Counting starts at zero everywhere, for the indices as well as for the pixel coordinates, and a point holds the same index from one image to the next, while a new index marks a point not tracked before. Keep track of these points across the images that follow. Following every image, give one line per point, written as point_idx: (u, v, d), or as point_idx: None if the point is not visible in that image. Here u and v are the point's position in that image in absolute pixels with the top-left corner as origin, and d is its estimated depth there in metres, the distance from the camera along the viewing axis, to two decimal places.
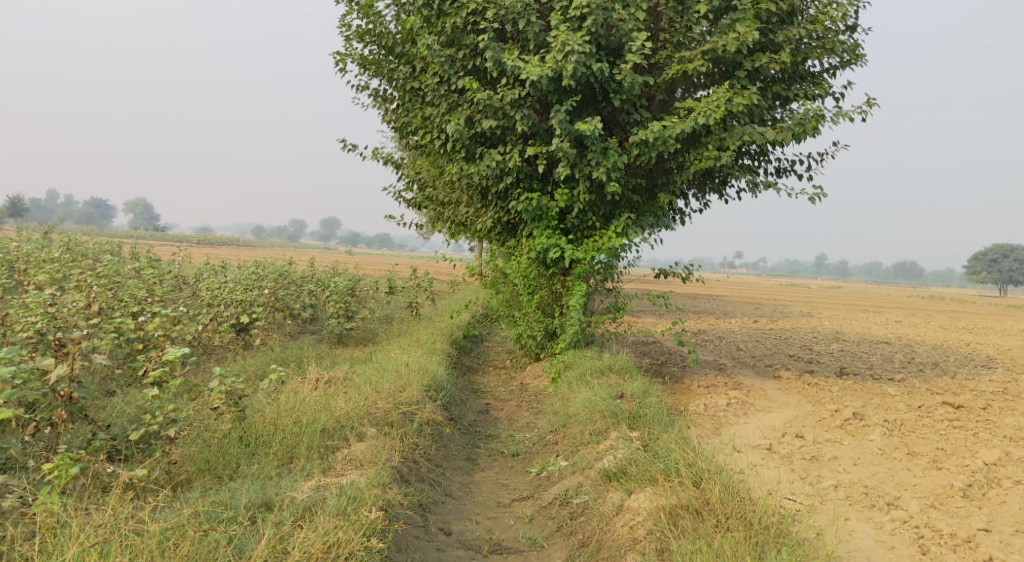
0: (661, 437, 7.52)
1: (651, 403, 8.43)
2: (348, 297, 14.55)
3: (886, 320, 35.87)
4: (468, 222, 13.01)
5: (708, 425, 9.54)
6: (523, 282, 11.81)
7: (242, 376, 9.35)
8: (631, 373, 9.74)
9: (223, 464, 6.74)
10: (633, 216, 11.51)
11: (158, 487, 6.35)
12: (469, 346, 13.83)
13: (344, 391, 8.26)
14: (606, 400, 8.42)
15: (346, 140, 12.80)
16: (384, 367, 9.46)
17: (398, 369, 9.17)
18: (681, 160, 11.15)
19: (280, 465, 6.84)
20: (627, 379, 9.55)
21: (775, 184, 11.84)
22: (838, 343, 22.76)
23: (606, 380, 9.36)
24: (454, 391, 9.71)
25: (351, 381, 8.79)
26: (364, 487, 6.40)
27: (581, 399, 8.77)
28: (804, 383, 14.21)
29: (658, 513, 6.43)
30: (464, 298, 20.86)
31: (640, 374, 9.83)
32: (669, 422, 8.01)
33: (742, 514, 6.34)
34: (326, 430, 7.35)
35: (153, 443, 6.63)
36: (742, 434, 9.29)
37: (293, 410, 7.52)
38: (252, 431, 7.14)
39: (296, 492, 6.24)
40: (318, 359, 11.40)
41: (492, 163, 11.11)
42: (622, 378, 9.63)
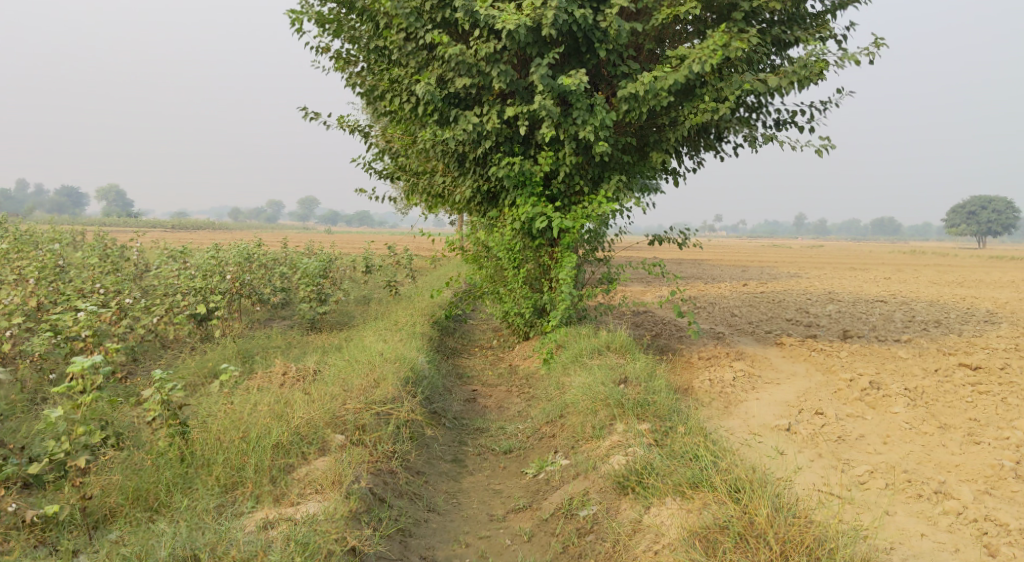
0: (675, 435, 6.68)
1: (658, 387, 7.55)
2: (319, 279, 13.52)
3: (877, 277, 35.19)
4: (445, 193, 11.98)
5: (717, 406, 8.67)
6: (507, 255, 10.86)
7: (198, 377, 8.36)
8: (631, 352, 8.84)
9: (155, 493, 5.90)
10: (623, 178, 10.56)
11: (70, 531, 5.55)
12: (452, 326, 12.88)
13: (311, 390, 7.30)
14: (607, 387, 7.53)
15: (308, 108, 11.69)
16: (356, 357, 8.48)
17: (372, 359, 8.21)
18: (674, 115, 10.17)
19: (223, 492, 5.97)
20: (627, 359, 8.65)
21: (774, 138, 10.94)
22: (834, 304, 21.98)
23: (604, 361, 8.44)
24: (436, 379, 8.77)
25: (319, 378, 7.82)
26: (328, 523, 5.54)
27: (578, 385, 7.86)
28: (809, 348, 13.40)
29: (690, 540, 5.60)
30: (445, 273, 19.84)
31: (640, 352, 8.93)
32: (678, 409, 7.14)
33: (802, 539, 5.45)
34: (280, 447, 6.40)
35: (63, 475, 5.79)
36: (755, 414, 8.44)
37: (241, 421, 6.57)
38: (195, 448, 6.23)
39: (234, 537, 5.35)
40: (285, 351, 10.41)
41: (469, 126, 10.09)
42: (621, 357, 8.73)
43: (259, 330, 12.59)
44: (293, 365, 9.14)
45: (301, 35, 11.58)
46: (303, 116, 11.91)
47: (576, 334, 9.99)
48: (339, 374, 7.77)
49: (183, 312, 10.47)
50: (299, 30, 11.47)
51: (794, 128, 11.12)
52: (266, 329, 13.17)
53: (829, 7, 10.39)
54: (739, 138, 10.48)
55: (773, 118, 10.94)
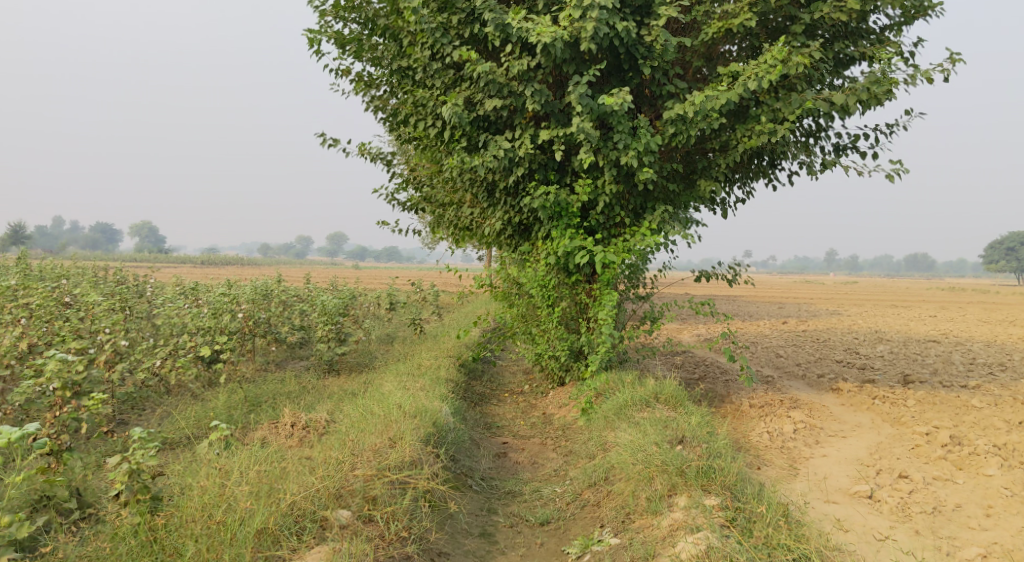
0: (757, 522, 5.83)
1: (721, 452, 6.62)
2: (339, 318, 12.71)
3: (922, 316, 33.72)
4: (473, 225, 11.13)
5: (781, 466, 7.59)
6: (541, 292, 9.96)
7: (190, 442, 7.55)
8: (681, 404, 7.83)
9: None
10: (669, 208, 9.65)
11: None
12: (479, 369, 11.93)
13: (319, 452, 6.43)
14: (664, 450, 6.59)
15: (327, 135, 10.98)
16: (371, 410, 7.58)
17: (390, 410, 7.30)
18: (725, 138, 9.26)
19: None
20: (678, 411, 7.65)
21: (835, 164, 9.97)
22: (884, 345, 20.69)
23: (653, 415, 7.45)
24: (461, 433, 7.82)
25: (331, 436, 6.93)
26: None
27: (627, 444, 6.88)
28: (869, 394, 12.24)
29: None
30: (472, 310, 18.97)
31: (692, 403, 7.92)
32: (751, 484, 6.26)
33: None
34: (270, 534, 5.53)
35: None
36: (828, 476, 7.37)
37: (223, 497, 5.66)
38: (162, 534, 5.44)
39: None
40: (297, 398, 9.57)
41: (500, 151, 9.27)
42: (671, 410, 7.73)
43: (273, 373, 11.78)
44: (302, 416, 8.26)
45: (321, 57, 10.93)
46: (322, 143, 11.21)
47: (618, 381, 9.01)
48: (353, 430, 6.86)
49: (187, 354, 9.70)
50: (319, 53, 10.83)
51: (855, 154, 10.15)
52: (281, 371, 12.36)
53: (895, 21, 9.50)
54: (796, 164, 9.54)
55: (832, 143, 9.98)
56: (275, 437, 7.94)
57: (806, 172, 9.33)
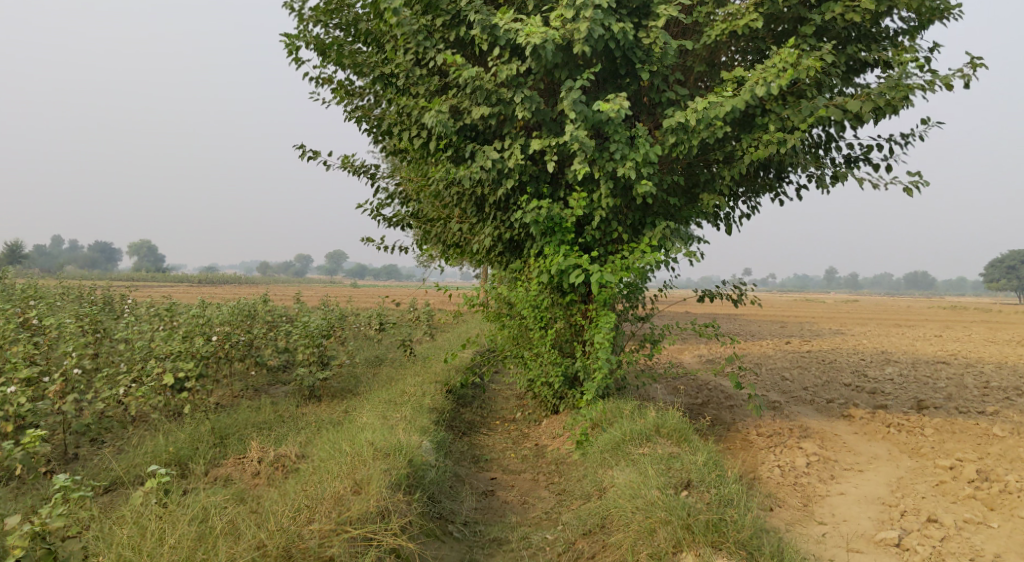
0: None
1: (731, 499, 5.94)
2: (322, 342, 12.05)
3: (928, 336, 32.98)
4: (463, 242, 10.50)
5: (795, 508, 6.92)
6: (533, 313, 9.32)
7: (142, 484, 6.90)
8: (686, 438, 7.15)
9: None
10: (670, 223, 9.01)
11: None
12: (469, 395, 11.24)
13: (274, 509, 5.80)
14: (666, 499, 5.92)
15: (306, 147, 10.37)
16: (343, 447, 6.88)
17: (362, 448, 6.63)
18: (729, 149, 8.65)
19: None
20: (681, 447, 6.97)
21: (847, 176, 9.34)
22: (893, 367, 19.97)
23: (654, 452, 6.76)
24: (442, 471, 7.14)
25: (296, 481, 6.27)
26: None
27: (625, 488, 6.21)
28: (883, 421, 11.51)
29: None
30: (466, 330, 18.29)
31: (696, 437, 7.23)
32: (760, 542, 5.60)
33: None
34: None
35: None
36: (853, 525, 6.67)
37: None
38: None
39: None
40: (270, 429, 8.90)
41: (488, 162, 8.67)
42: (672, 445, 7.05)
43: (250, 400, 11.12)
44: (271, 451, 7.56)
45: (300, 65, 10.34)
46: (299, 156, 10.59)
47: (615, 412, 8.33)
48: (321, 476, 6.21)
49: (152, 382, 9.06)
50: (297, 60, 10.26)
51: (868, 166, 9.51)
52: (260, 397, 11.69)
53: (910, 25, 8.92)
54: (806, 175, 8.92)
55: (844, 154, 9.37)
56: (240, 474, 7.27)
57: (817, 184, 8.72)
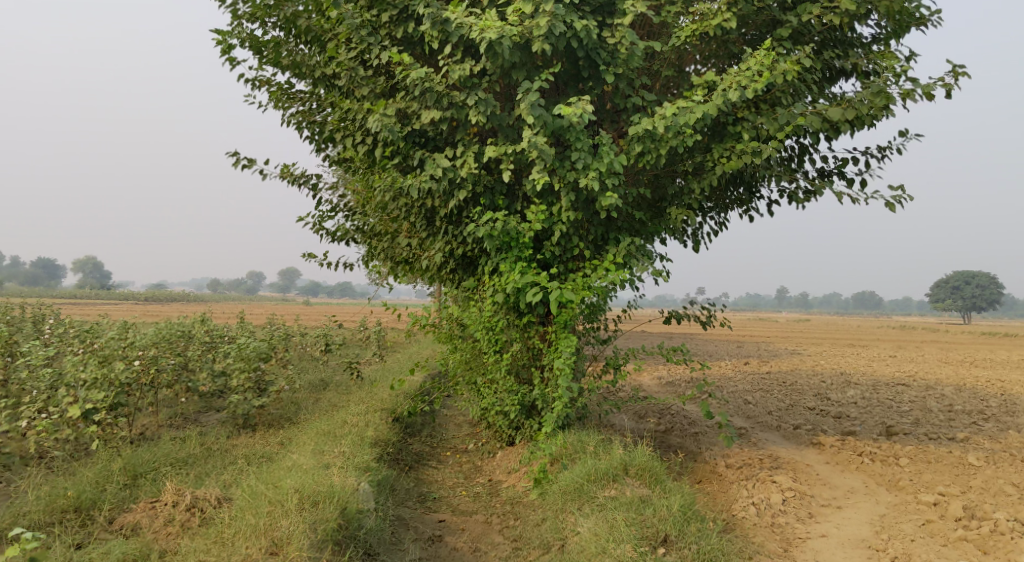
0: None
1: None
2: (259, 366, 11.08)
3: (882, 356, 32.98)
4: (412, 259, 9.72)
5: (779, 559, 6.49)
6: (487, 336, 8.56)
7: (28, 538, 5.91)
8: (656, 479, 6.44)
9: None
10: (635, 240, 8.38)
11: None
12: (418, 424, 10.39)
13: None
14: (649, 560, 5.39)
15: (239, 153, 9.46)
16: (267, 492, 6.01)
17: (287, 501, 5.78)
18: (699, 160, 8.06)
19: None
20: (651, 490, 6.26)
21: (820, 191, 8.84)
22: (854, 389, 19.60)
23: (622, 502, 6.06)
24: (381, 518, 6.30)
25: (208, 543, 5.41)
26: None
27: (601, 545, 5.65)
28: (854, 449, 10.96)
29: None
30: (417, 352, 17.38)
31: (668, 477, 6.52)
32: None
33: None
34: None
35: None
36: None
37: None
38: None
39: None
40: (192, 467, 7.93)
41: (439, 171, 7.93)
42: (641, 487, 6.34)
43: (176, 430, 10.10)
44: (188, 494, 6.62)
45: (234, 65, 9.48)
46: (232, 163, 9.68)
47: (577, 447, 7.57)
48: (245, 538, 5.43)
49: (58, 414, 8.02)
50: (231, 59, 9.40)
51: (842, 180, 9.03)
52: (188, 427, 10.65)
53: (887, 31, 8.49)
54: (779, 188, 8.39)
55: (818, 167, 8.87)
56: (150, 522, 6.32)
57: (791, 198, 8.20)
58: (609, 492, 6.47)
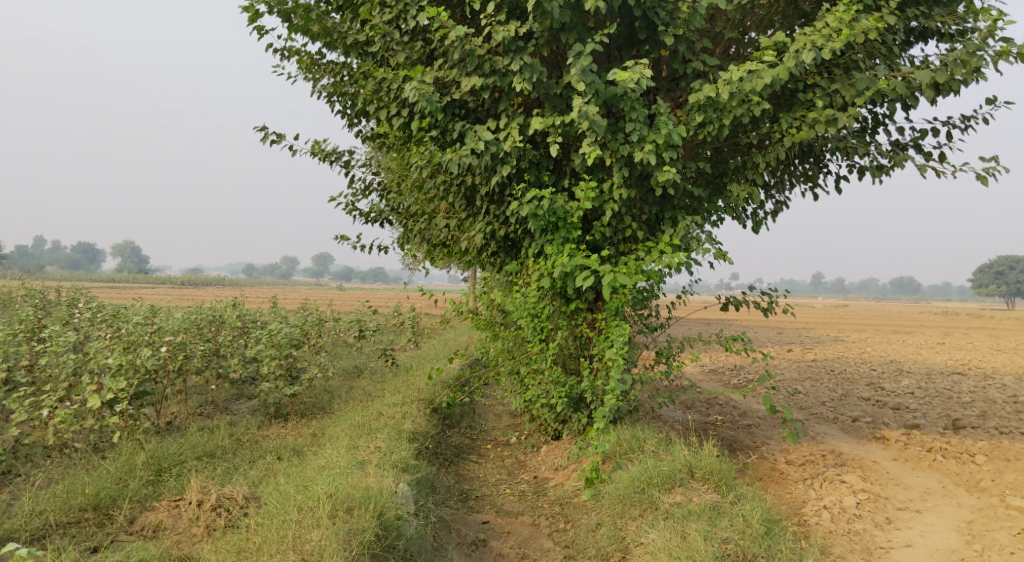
0: None
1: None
2: (290, 352, 10.61)
3: (930, 343, 31.80)
4: (450, 241, 9.16)
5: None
6: (532, 324, 7.99)
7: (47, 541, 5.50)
8: (725, 484, 5.84)
9: None
10: (693, 219, 7.74)
11: None
12: (456, 415, 9.87)
13: None
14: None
15: (268, 129, 8.92)
16: (299, 495, 5.52)
17: (322, 510, 5.31)
18: (765, 131, 7.38)
19: None
20: (719, 501, 5.69)
21: (897, 164, 8.11)
22: (908, 377, 18.72)
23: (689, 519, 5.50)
24: (423, 527, 5.80)
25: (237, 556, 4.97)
26: None
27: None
28: (923, 444, 10.21)
29: None
30: (451, 338, 16.86)
31: (737, 479, 5.91)
32: None
33: None
34: None
35: None
36: None
37: None
38: None
39: None
40: (219, 461, 7.47)
41: (481, 144, 7.34)
42: (709, 493, 5.75)
43: (206, 420, 9.68)
44: (213, 492, 6.17)
45: (262, 35, 8.95)
46: (261, 139, 9.13)
47: (633, 445, 6.98)
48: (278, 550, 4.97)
49: (80, 404, 7.63)
50: (259, 28, 8.86)
51: (919, 151, 8.29)
52: (218, 416, 10.23)
53: None
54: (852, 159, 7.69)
55: (893, 138, 8.14)
56: (174, 523, 5.87)
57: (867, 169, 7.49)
58: (672, 497, 5.89)
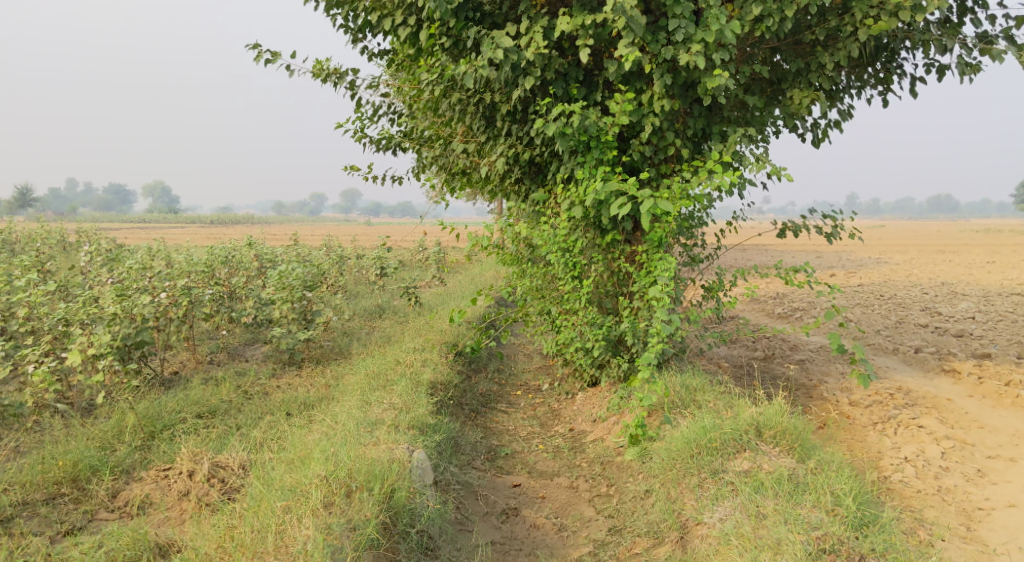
0: None
1: None
2: (303, 295, 9.81)
3: (980, 262, 30.26)
4: (469, 168, 8.19)
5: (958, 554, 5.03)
6: (563, 259, 7.07)
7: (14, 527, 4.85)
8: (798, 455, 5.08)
9: None
10: (747, 132, 6.66)
11: None
12: (482, 358, 9.06)
13: None
14: None
15: (260, 46, 7.89)
16: (306, 476, 4.84)
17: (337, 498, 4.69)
18: (833, 24, 6.21)
19: None
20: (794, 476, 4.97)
21: (987, 57, 6.86)
22: (965, 301, 17.51)
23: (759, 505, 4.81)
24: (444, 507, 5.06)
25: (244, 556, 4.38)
26: None
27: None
28: (1001, 378, 9.17)
29: None
30: (478, 273, 15.99)
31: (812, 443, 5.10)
32: None
33: None
34: None
35: None
36: None
37: None
38: None
39: None
40: (220, 421, 6.74)
41: (499, 52, 6.28)
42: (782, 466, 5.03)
43: (214, 371, 8.98)
44: (206, 460, 5.46)
45: None
46: (253, 58, 8.10)
47: (682, 399, 6.12)
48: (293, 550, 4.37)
49: (66, 360, 6.93)
50: None
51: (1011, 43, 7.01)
52: (228, 364, 9.52)
53: None
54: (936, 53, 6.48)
55: (982, 28, 6.88)
56: (162, 500, 5.19)
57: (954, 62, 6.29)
58: (738, 467, 5.15)
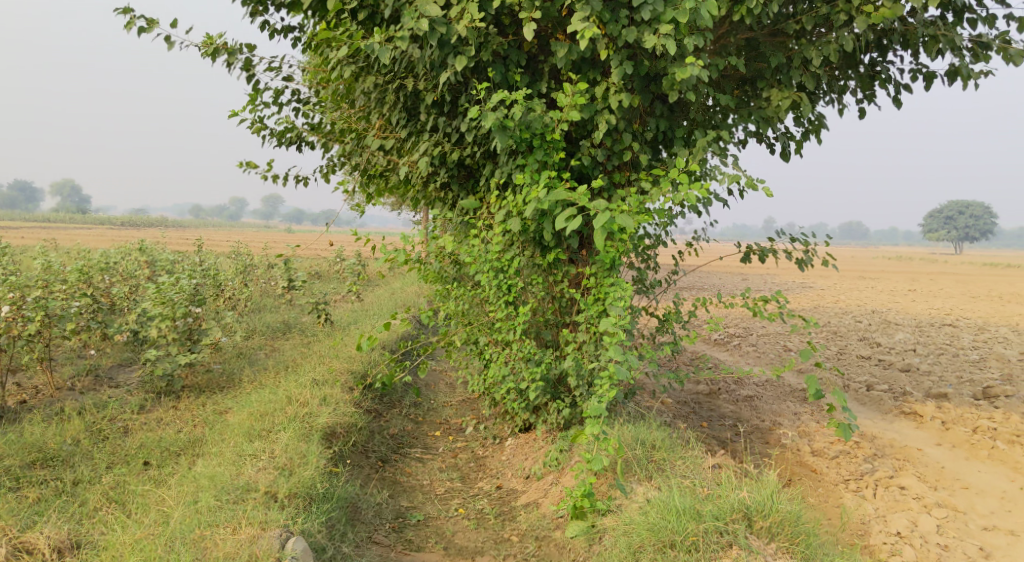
0: None
1: None
2: (186, 311, 8.21)
3: (903, 290, 30.44)
4: (386, 169, 6.92)
5: None
6: (495, 280, 5.87)
7: None
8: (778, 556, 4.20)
9: None
10: (718, 136, 5.62)
11: None
12: (395, 392, 7.72)
13: None
14: None
15: (131, 10, 6.46)
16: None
17: None
18: (823, 12, 5.24)
19: None
20: None
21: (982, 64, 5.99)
22: (900, 331, 17.09)
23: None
24: None
25: None
26: None
27: None
28: (966, 422, 8.39)
29: None
30: (398, 289, 14.58)
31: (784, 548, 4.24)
32: None
33: None
34: None
35: None
36: None
37: None
38: None
39: None
40: (51, 479, 5.24)
41: (424, 22, 5.06)
42: None
43: (67, 402, 7.39)
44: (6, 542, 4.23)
45: None
46: (124, 26, 6.66)
47: (637, 460, 5.02)
48: None
49: None
50: None
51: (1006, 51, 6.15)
52: (90, 393, 7.85)
53: None
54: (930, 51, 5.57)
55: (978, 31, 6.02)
56: None
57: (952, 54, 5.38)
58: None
